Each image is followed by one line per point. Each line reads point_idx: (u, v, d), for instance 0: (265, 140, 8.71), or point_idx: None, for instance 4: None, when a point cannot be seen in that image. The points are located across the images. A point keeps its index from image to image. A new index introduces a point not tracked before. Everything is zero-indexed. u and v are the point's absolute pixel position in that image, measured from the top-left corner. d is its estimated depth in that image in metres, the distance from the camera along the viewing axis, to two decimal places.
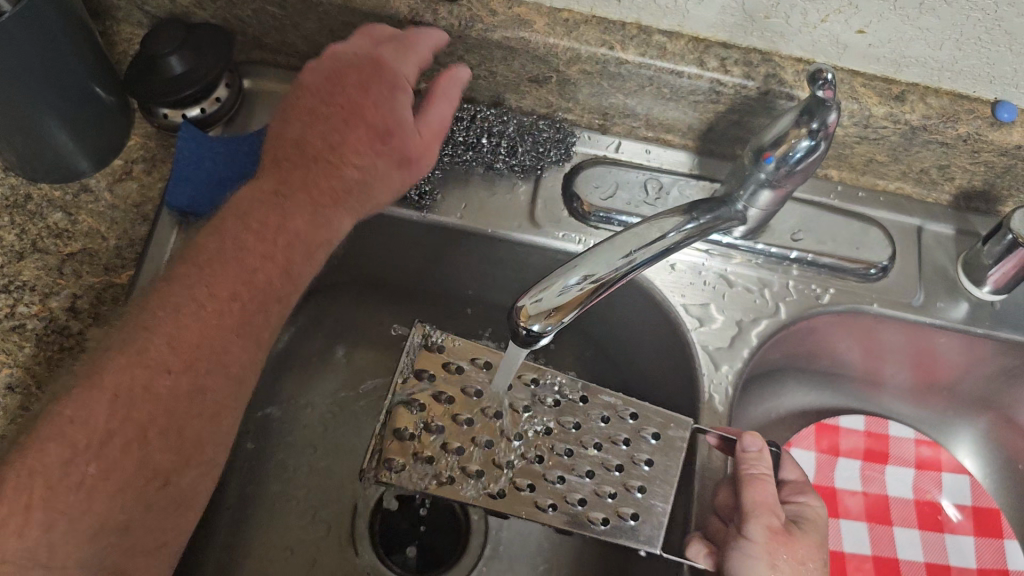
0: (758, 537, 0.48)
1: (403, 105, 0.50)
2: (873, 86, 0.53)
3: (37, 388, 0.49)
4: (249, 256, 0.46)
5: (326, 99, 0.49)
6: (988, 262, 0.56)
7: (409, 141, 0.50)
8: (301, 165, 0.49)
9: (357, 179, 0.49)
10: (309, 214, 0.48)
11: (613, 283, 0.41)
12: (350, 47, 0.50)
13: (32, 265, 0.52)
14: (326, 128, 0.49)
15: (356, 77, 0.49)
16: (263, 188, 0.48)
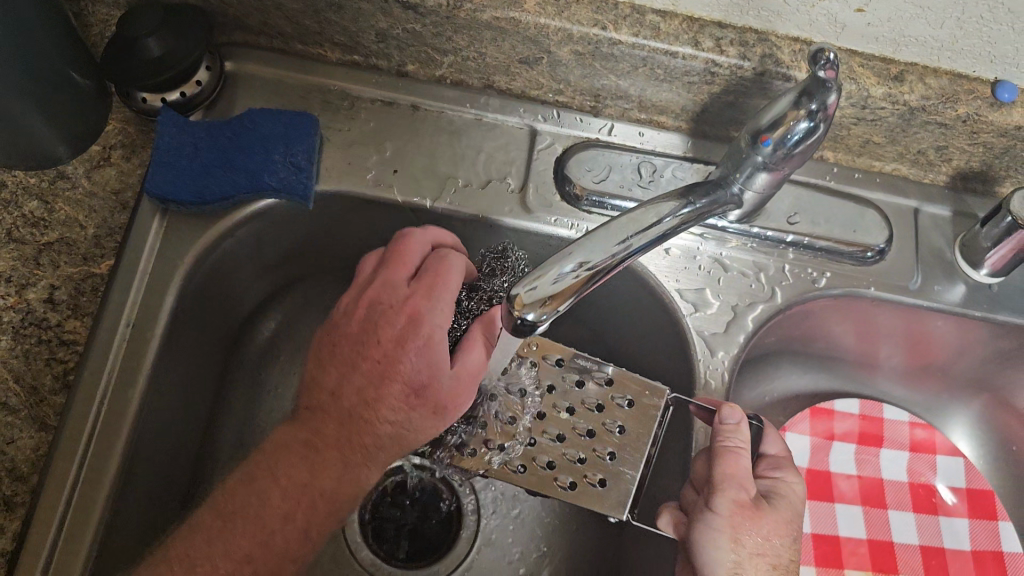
0: (722, 511, 0.47)
1: (437, 350, 0.48)
2: (871, 67, 0.51)
3: (16, 381, 0.48)
4: (274, 511, 0.46)
5: (361, 348, 0.49)
6: (986, 245, 0.55)
7: (443, 390, 0.48)
8: (333, 411, 0.48)
9: (391, 435, 0.48)
10: (339, 472, 0.47)
11: (608, 272, 0.41)
12: (396, 275, 0.50)
13: (7, 256, 0.50)
14: (363, 382, 0.48)
15: (388, 331, 0.49)
16: (299, 436, 0.48)
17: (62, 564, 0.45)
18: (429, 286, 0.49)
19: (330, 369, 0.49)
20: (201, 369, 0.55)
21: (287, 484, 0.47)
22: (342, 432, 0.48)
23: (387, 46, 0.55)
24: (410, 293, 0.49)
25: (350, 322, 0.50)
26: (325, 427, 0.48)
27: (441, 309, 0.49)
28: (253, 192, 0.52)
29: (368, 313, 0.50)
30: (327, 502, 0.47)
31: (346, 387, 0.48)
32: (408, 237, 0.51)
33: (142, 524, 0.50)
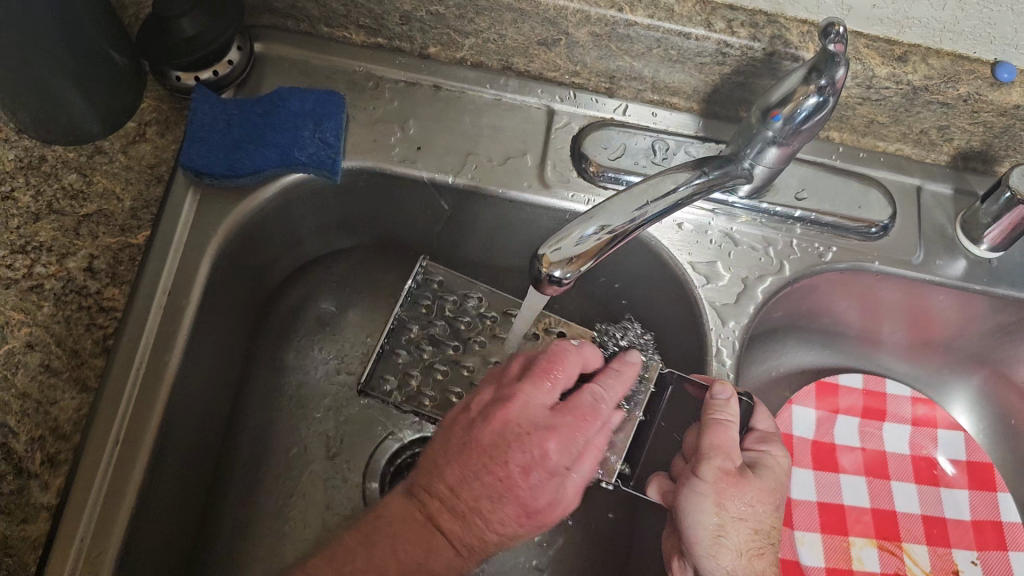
0: (708, 477, 0.48)
1: (567, 486, 0.47)
2: (876, 48, 0.53)
3: (58, 346, 0.49)
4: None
5: (479, 464, 0.46)
6: (986, 221, 0.58)
7: (552, 514, 0.47)
8: (450, 504, 0.45)
9: (491, 543, 0.46)
10: (448, 555, 0.45)
11: (629, 235, 0.43)
12: (543, 392, 0.48)
13: (48, 227, 0.52)
14: (481, 490, 0.45)
15: (529, 449, 0.46)
16: (417, 515, 0.46)
17: (104, 514, 0.47)
18: (577, 418, 0.48)
19: (450, 464, 0.46)
20: (230, 339, 0.57)
21: (400, 560, 0.44)
22: (458, 522, 0.45)
23: (410, 28, 0.57)
24: (552, 420, 0.47)
25: (495, 425, 0.46)
26: (442, 515, 0.45)
27: (585, 462, 0.47)
28: (283, 166, 0.54)
29: (503, 423, 0.46)
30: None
31: (465, 485, 0.45)
32: (565, 353, 0.49)
33: (177, 485, 0.52)
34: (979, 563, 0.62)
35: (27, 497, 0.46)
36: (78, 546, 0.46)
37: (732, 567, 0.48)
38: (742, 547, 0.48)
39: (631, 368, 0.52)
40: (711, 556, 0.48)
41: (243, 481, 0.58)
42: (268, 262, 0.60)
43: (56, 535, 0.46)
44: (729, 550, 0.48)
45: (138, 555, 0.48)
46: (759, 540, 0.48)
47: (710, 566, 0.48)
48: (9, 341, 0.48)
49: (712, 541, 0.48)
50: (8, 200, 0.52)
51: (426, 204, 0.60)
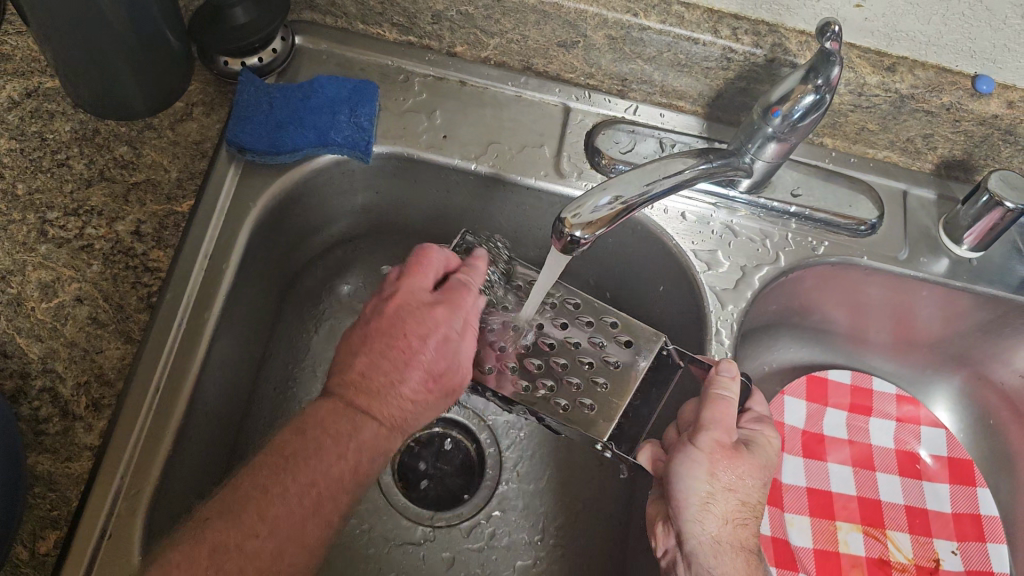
0: (704, 446, 0.52)
1: (463, 350, 0.53)
2: (867, 59, 0.58)
3: (105, 301, 0.53)
4: (331, 453, 0.48)
5: (383, 344, 0.52)
6: (964, 223, 0.62)
7: (461, 379, 0.53)
8: (364, 387, 0.50)
9: (409, 413, 0.51)
10: (374, 427, 0.50)
11: (638, 207, 0.46)
12: (419, 280, 0.55)
13: (100, 193, 0.56)
14: (388, 364, 0.51)
15: (442, 313, 0.53)
16: (338, 401, 0.50)
17: (144, 453, 0.50)
18: (453, 297, 0.54)
19: (360, 354, 0.52)
20: (258, 308, 0.61)
21: (337, 432, 0.49)
22: (359, 404, 0.50)
23: (440, 27, 0.63)
24: (435, 300, 0.54)
25: (386, 311, 0.53)
26: (357, 397, 0.50)
27: (469, 337, 0.54)
28: (320, 146, 0.59)
29: (396, 311, 0.53)
30: (368, 453, 0.49)
31: (373, 369, 0.51)
32: (427, 252, 0.56)
33: (204, 441, 0.55)
34: (958, 553, 0.64)
35: (71, 438, 0.49)
36: (118, 484, 0.49)
37: (717, 532, 0.50)
38: (728, 515, 0.51)
39: (482, 261, 0.57)
40: (697, 521, 0.50)
41: (263, 444, 0.61)
42: (298, 237, 0.64)
43: (98, 473, 0.49)
44: (715, 516, 0.51)
45: (170, 497, 0.51)
46: (745, 511, 0.51)
47: (695, 529, 0.50)
48: (60, 295, 0.52)
49: (700, 506, 0.51)
50: (64, 166, 0.57)
51: (447, 188, 0.65)
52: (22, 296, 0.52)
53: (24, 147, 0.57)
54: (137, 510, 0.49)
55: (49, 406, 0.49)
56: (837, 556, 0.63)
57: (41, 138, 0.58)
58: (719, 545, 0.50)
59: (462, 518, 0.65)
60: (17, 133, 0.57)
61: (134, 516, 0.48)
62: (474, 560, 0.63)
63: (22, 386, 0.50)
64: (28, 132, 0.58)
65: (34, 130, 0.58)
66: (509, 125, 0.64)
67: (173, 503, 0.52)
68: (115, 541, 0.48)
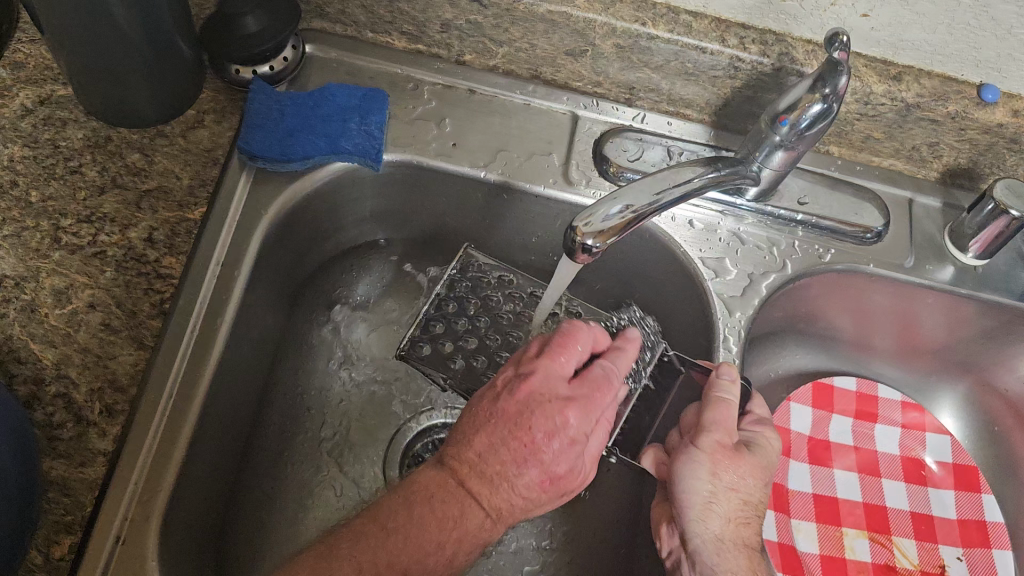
0: (705, 447, 0.52)
1: (589, 448, 0.51)
2: (874, 67, 0.59)
3: (118, 308, 0.53)
4: (432, 539, 0.45)
5: (509, 436, 0.48)
6: (969, 231, 0.63)
7: (575, 478, 0.51)
8: (479, 470, 0.48)
9: (516, 508, 0.49)
10: (481, 517, 0.47)
11: (647, 216, 0.47)
12: (560, 364, 0.52)
13: (112, 200, 0.56)
14: (508, 454, 0.48)
15: (578, 407, 0.50)
16: (450, 479, 0.48)
17: (157, 461, 0.50)
18: (589, 394, 0.51)
19: (481, 433, 0.49)
20: (268, 315, 0.62)
21: (443, 517, 0.46)
22: (479, 491, 0.47)
23: (449, 36, 0.63)
24: (573, 393, 0.51)
25: (521, 394, 0.50)
26: (470, 479, 0.48)
27: (596, 432, 0.52)
28: (331, 154, 0.60)
29: (528, 396, 0.50)
30: (469, 544, 0.47)
31: (492, 453, 0.48)
32: (576, 329, 0.53)
33: (216, 447, 0.55)
34: (964, 560, 0.64)
35: (85, 443, 0.49)
36: (131, 490, 0.49)
37: (719, 531, 0.51)
38: (730, 515, 0.51)
39: (632, 344, 0.56)
40: (700, 520, 0.51)
41: (274, 451, 0.62)
42: (309, 244, 0.65)
43: (112, 478, 0.49)
44: (717, 516, 0.51)
45: (182, 503, 0.52)
46: (747, 510, 0.51)
47: (698, 528, 0.51)
48: (73, 301, 0.53)
49: (703, 506, 0.51)
50: (76, 174, 0.57)
51: (456, 196, 0.65)
52: (36, 302, 0.52)
53: (37, 155, 0.57)
54: (151, 516, 0.49)
55: (63, 412, 0.50)
56: (843, 561, 0.64)
57: (54, 146, 0.58)
58: (722, 543, 0.50)
59: None
60: (30, 140, 0.58)
61: (148, 522, 0.49)
62: (482, 566, 0.63)
63: (35, 392, 0.50)
64: (41, 140, 0.58)
65: (47, 138, 0.58)
66: (518, 134, 0.64)
67: (186, 509, 0.52)
68: (128, 546, 0.48)
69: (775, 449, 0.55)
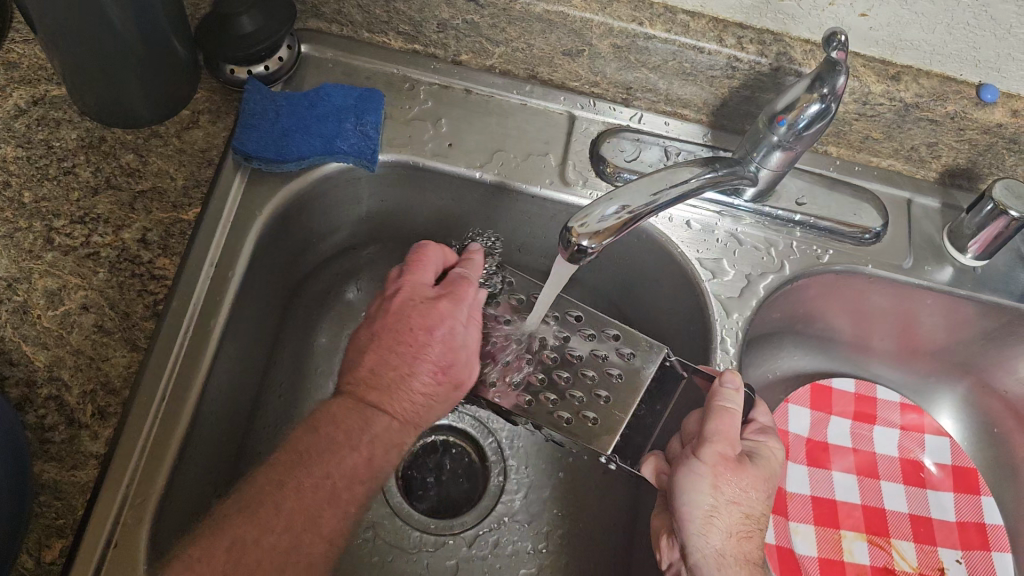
0: (707, 459, 0.51)
1: (470, 339, 0.56)
2: (872, 67, 0.59)
3: (111, 309, 0.53)
4: (342, 446, 0.50)
5: (391, 347, 0.55)
6: (969, 232, 0.62)
7: (467, 371, 0.56)
8: (373, 383, 0.53)
9: (420, 405, 0.54)
10: (385, 421, 0.52)
11: (644, 218, 0.47)
12: (417, 278, 0.58)
13: (106, 201, 0.56)
14: (397, 360, 0.54)
15: (445, 305, 0.56)
16: (348, 400, 0.52)
17: (148, 465, 0.50)
18: (454, 290, 0.57)
19: (366, 353, 0.55)
20: (263, 316, 0.61)
21: (347, 428, 0.51)
22: (374, 400, 0.53)
23: (446, 36, 0.63)
24: (439, 293, 0.57)
25: (394, 305, 0.57)
26: (367, 394, 0.53)
27: (472, 325, 0.57)
28: (326, 154, 0.59)
29: (400, 309, 0.56)
30: (383, 446, 0.51)
31: (380, 366, 0.54)
32: (425, 250, 0.59)
33: (210, 448, 0.55)
34: (963, 562, 0.63)
35: (78, 446, 0.49)
36: (123, 494, 0.49)
37: (721, 545, 0.50)
38: (732, 529, 0.50)
39: (478, 256, 0.59)
40: (701, 534, 0.50)
41: (268, 452, 0.61)
42: (304, 245, 0.65)
43: (104, 481, 0.49)
44: (719, 529, 0.50)
45: (176, 505, 0.51)
46: (748, 524, 0.51)
47: (699, 542, 0.50)
48: (66, 303, 0.52)
49: (703, 520, 0.50)
50: (70, 174, 0.57)
51: (452, 196, 0.65)
52: (29, 304, 0.52)
53: (30, 155, 0.57)
54: (141, 519, 0.49)
55: (55, 414, 0.49)
56: (841, 564, 0.63)
57: (47, 146, 0.58)
58: (723, 558, 0.50)
59: (466, 525, 0.65)
60: (23, 140, 0.58)
61: (139, 525, 0.48)
62: (478, 569, 0.63)
63: (27, 394, 0.50)
64: (35, 140, 0.58)
65: (41, 138, 0.58)
66: (514, 134, 0.64)
67: (179, 511, 0.52)
68: (121, 550, 0.48)
69: (778, 460, 0.54)
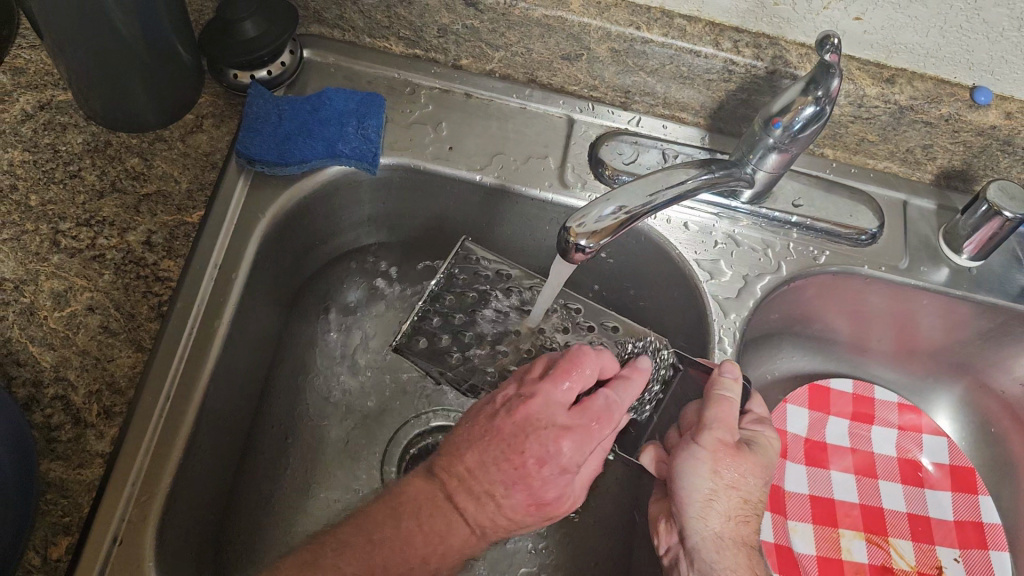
0: (707, 445, 0.52)
1: (578, 481, 0.51)
2: (867, 70, 0.59)
3: (116, 310, 0.53)
4: (409, 545, 0.47)
5: (496, 462, 0.48)
6: (964, 233, 0.63)
7: (563, 505, 0.50)
8: (470, 485, 0.48)
9: (501, 527, 0.49)
10: (467, 532, 0.49)
11: (640, 218, 0.47)
12: (561, 389, 0.49)
13: (111, 204, 0.57)
14: (500, 474, 0.48)
15: (578, 433, 0.48)
16: (443, 492, 0.49)
17: (155, 461, 0.51)
18: (591, 422, 0.49)
19: (473, 448, 0.49)
20: (267, 318, 0.62)
21: (428, 532, 0.48)
22: (465, 502, 0.48)
23: (446, 41, 0.64)
24: (572, 420, 0.49)
25: (504, 422, 0.48)
26: (461, 497, 0.49)
27: (590, 458, 0.50)
28: (328, 157, 0.60)
29: (525, 418, 0.48)
30: (450, 556, 0.49)
31: (482, 470, 0.48)
32: (584, 355, 0.50)
33: (216, 447, 0.56)
34: (961, 560, 0.64)
35: (83, 445, 0.50)
36: (129, 490, 0.49)
37: (719, 528, 0.51)
38: (730, 513, 0.51)
39: (643, 374, 0.52)
40: (700, 517, 0.51)
41: (272, 453, 0.62)
42: (307, 247, 0.65)
43: (110, 480, 0.49)
44: (717, 514, 0.51)
45: (180, 506, 0.52)
46: (747, 508, 0.52)
47: (697, 526, 0.51)
48: (72, 304, 0.53)
49: (703, 503, 0.51)
50: (76, 178, 0.58)
51: (453, 199, 0.66)
52: (35, 305, 0.53)
53: (37, 159, 0.58)
54: (148, 518, 0.49)
55: (61, 414, 0.50)
56: (840, 562, 0.63)
57: (54, 150, 0.59)
58: (721, 541, 0.50)
59: None
60: (30, 145, 0.58)
61: (145, 524, 0.49)
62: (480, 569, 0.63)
63: (33, 394, 0.50)
64: (41, 144, 0.59)
65: (47, 142, 0.59)
66: (514, 138, 0.65)
67: (184, 509, 0.52)
68: (126, 547, 0.48)
69: (776, 448, 0.55)
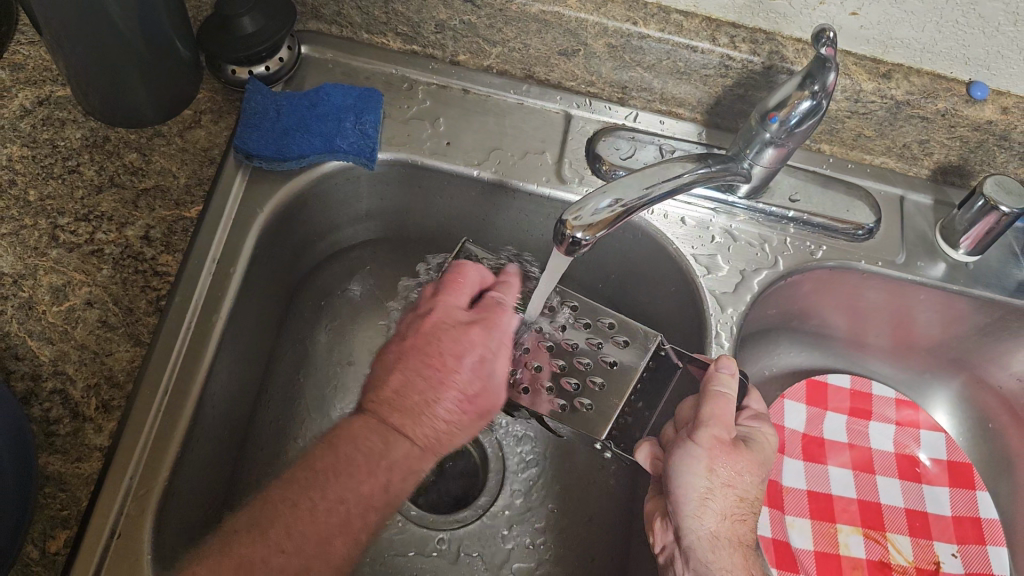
0: (702, 442, 0.52)
1: (499, 370, 0.55)
2: (863, 66, 0.60)
3: (114, 304, 0.54)
4: (361, 473, 0.48)
5: (420, 369, 0.53)
6: (960, 228, 0.63)
7: (496, 400, 0.55)
8: (397, 404, 0.51)
9: (444, 434, 0.52)
10: (411, 445, 0.50)
11: (637, 211, 0.47)
12: (453, 298, 0.57)
13: (110, 199, 0.57)
14: (424, 383, 0.52)
15: (479, 330, 0.56)
16: (376, 416, 0.51)
17: (154, 453, 0.51)
18: (488, 317, 0.57)
19: (394, 370, 0.53)
20: (264, 313, 0.62)
21: (369, 451, 0.49)
22: (400, 421, 0.51)
23: (443, 36, 0.64)
24: (472, 318, 0.56)
25: (416, 334, 0.55)
26: (391, 413, 0.51)
27: (502, 356, 0.56)
28: (326, 153, 0.60)
29: (431, 326, 0.55)
30: (401, 474, 0.49)
31: (407, 385, 0.52)
32: (463, 268, 0.58)
33: (213, 441, 0.56)
34: (958, 555, 0.64)
35: (82, 438, 0.50)
36: (127, 484, 0.49)
37: (715, 527, 0.51)
38: (726, 512, 0.51)
39: (513, 277, 0.60)
40: (695, 516, 0.51)
41: (269, 447, 0.62)
42: (304, 242, 0.65)
43: (108, 474, 0.50)
44: (713, 513, 0.51)
45: (178, 498, 0.52)
46: (743, 507, 0.52)
47: (692, 525, 0.51)
48: (71, 299, 0.53)
49: (698, 502, 0.51)
50: (74, 173, 0.58)
51: (451, 195, 0.66)
52: (34, 300, 0.53)
53: (36, 154, 0.58)
54: (146, 510, 0.49)
55: (59, 407, 0.50)
56: (838, 558, 0.64)
57: (53, 146, 0.59)
58: (717, 540, 0.51)
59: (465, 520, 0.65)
60: (29, 140, 0.59)
61: (143, 517, 0.49)
62: (477, 564, 0.64)
63: (32, 387, 0.51)
64: (40, 140, 0.59)
65: (46, 138, 0.59)
66: (511, 133, 0.65)
67: (182, 502, 0.52)
68: (124, 540, 0.48)
69: (772, 444, 0.55)
